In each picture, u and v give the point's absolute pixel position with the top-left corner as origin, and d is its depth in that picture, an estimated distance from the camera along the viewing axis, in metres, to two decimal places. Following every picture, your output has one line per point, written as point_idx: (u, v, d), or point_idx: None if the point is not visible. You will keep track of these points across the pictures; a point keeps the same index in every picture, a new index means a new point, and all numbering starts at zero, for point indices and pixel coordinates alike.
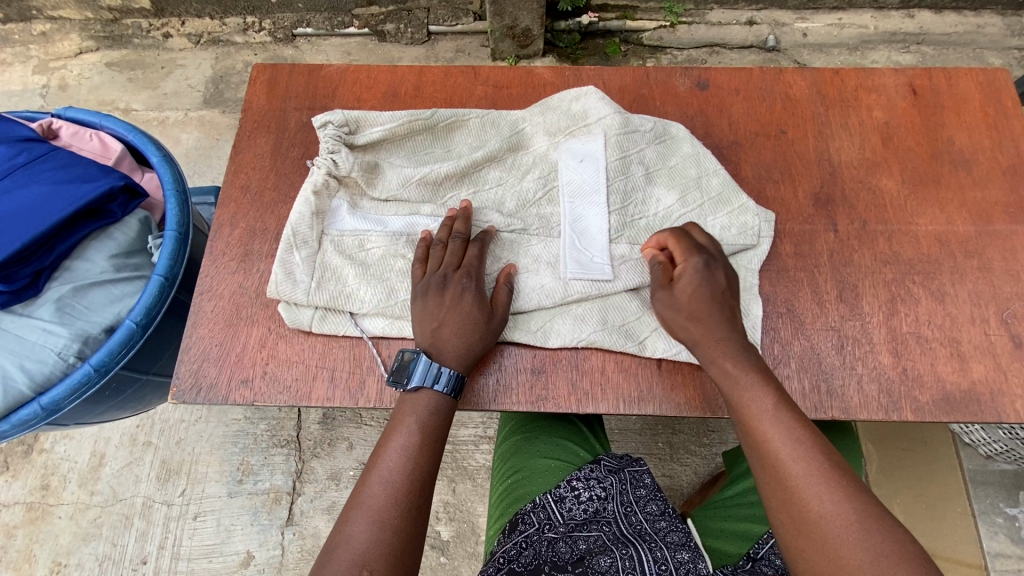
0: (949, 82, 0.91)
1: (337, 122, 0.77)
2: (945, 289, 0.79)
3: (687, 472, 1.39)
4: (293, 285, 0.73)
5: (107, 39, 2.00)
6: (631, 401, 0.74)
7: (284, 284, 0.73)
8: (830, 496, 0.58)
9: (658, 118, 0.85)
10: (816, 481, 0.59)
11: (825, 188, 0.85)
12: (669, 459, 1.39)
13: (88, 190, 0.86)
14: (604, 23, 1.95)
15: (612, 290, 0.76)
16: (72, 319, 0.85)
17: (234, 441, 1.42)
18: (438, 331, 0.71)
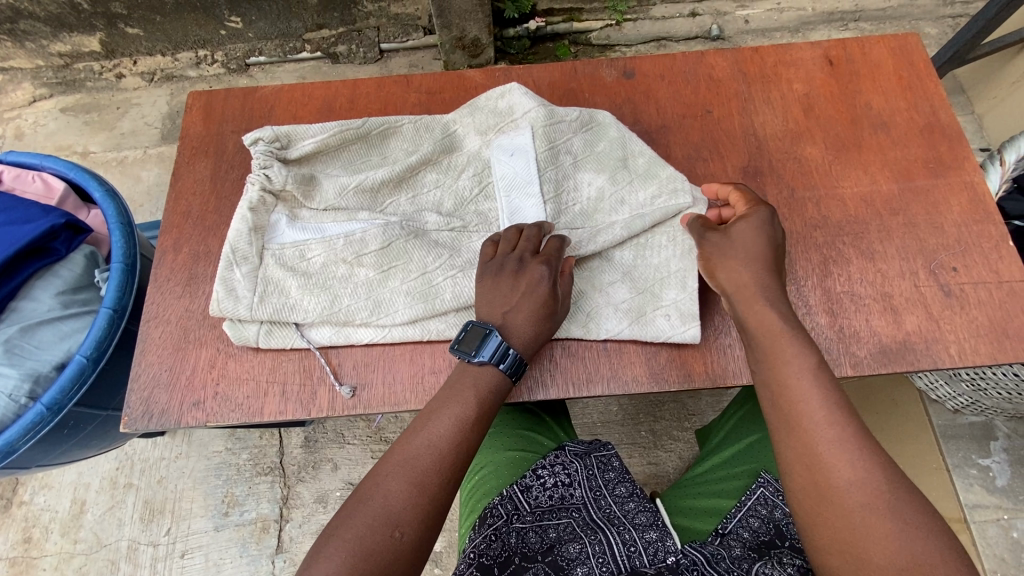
0: (862, 50, 0.95)
1: (268, 139, 0.79)
2: (875, 247, 0.82)
3: (673, 458, 1.40)
4: (236, 301, 0.74)
5: (60, 85, 2.00)
6: (580, 383, 0.76)
7: (226, 300, 0.73)
8: None
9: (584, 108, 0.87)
10: None
11: (753, 161, 0.87)
12: (653, 447, 1.41)
13: (29, 230, 0.86)
14: (551, 27, 1.99)
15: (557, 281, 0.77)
16: (21, 359, 0.84)
17: (216, 474, 1.41)
18: (510, 314, 0.71)
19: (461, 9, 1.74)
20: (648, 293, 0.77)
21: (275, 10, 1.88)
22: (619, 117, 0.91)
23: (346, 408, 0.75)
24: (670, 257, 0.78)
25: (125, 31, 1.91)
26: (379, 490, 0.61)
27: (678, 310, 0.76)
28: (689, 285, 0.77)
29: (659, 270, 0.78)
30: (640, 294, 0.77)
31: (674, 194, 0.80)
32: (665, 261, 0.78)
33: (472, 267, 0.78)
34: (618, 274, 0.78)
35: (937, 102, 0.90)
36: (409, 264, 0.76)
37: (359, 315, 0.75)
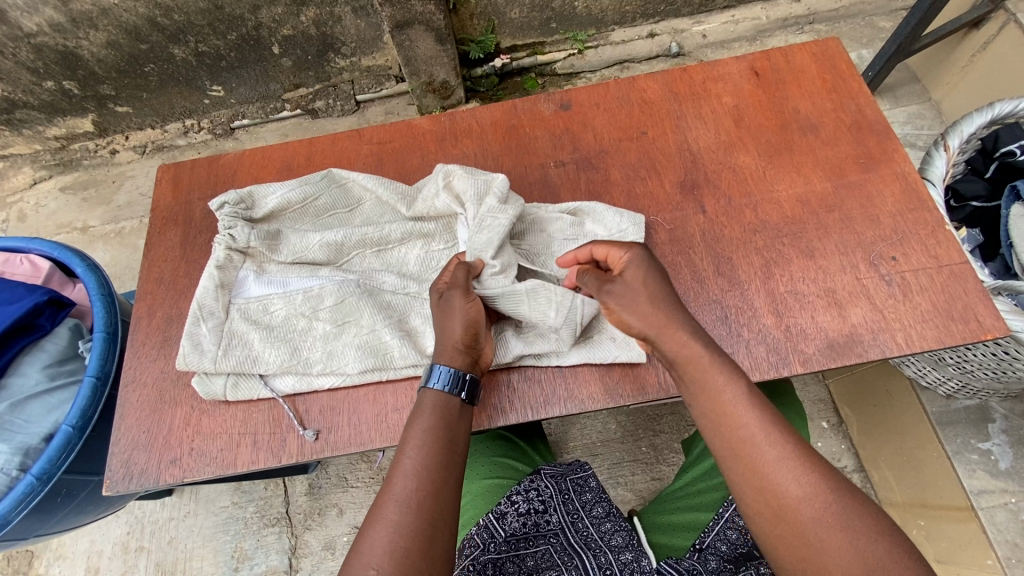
0: (786, 59, 0.99)
1: (233, 201, 0.84)
2: (813, 245, 0.84)
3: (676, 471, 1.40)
4: (200, 355, 0.78)
5: (58, 166, 2.12)
6: (538, 406, 0.78)
7: (191, 354, 0.78)
8: None
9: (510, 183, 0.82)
10: None
11: (689, 175, 0.91)
12: (655, 462, 1.41)
13: (14, 310, 0.91)
14: (517, 62, 2.07)
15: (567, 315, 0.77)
16: (11, 433, 0.88)
17: (224, 529, 1.43)
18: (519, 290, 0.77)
19: (426, 55, 1.86)
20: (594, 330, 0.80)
21: (253, 75, 1.98)
22: (559, 147, 0.96)
23: (315, 451, 0.78)
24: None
25: (115, 109, 2.02)
26: (354, 549, 0.59)
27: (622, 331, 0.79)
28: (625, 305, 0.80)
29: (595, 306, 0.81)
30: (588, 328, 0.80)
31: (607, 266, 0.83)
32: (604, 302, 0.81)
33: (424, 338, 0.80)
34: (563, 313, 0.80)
35: (862, 100, 0.94)
36: (361, 322, 0.80)
37: (316, 366, 0.79)
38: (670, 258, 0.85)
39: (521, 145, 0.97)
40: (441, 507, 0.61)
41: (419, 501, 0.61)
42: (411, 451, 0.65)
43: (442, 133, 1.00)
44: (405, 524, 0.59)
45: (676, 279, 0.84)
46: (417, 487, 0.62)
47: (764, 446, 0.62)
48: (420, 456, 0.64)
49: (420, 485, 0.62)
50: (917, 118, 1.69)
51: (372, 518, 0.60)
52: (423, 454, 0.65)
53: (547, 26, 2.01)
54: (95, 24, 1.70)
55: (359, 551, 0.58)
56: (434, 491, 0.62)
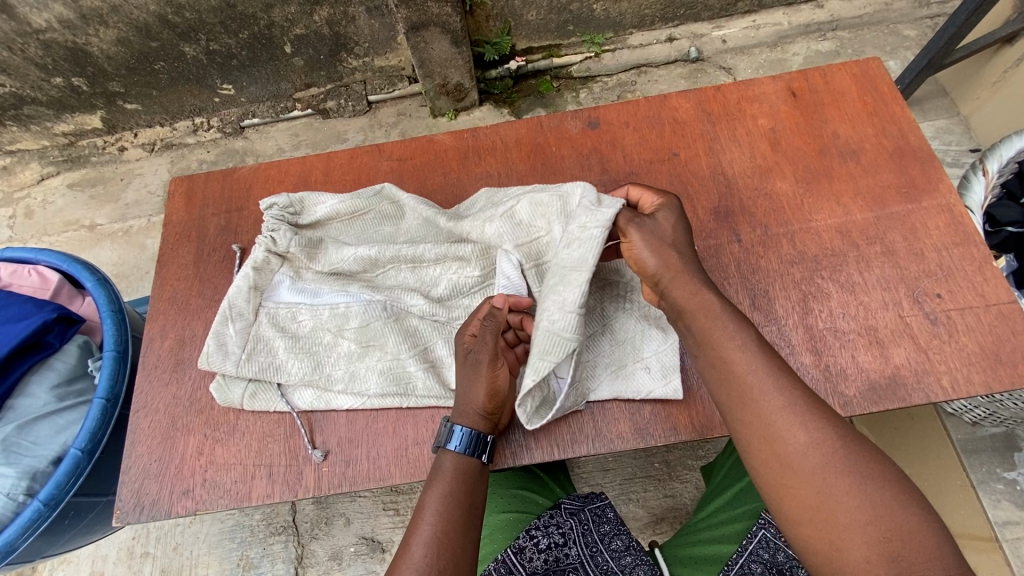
0: (825, 79, 0.95)
1: (282, 204, 0.82)
2: (854, 279, 0.80)
3: (690, 489, 1.36)
4: (224, 355, 0.76)
5: (66, 162, 2.09)
6: (565, 444, 0.75)
7: (215, 354, 0.76)
8: None
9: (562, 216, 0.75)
10: None
11: (723, 202, 0.88)
12: (669, 479, 1.37)
13: (22, 328, 0.88)
14: (532, 65, 2.02)
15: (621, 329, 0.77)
16: (19, 456, 0.86)
17: (231, 537, 1.41)
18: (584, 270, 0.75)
19: (441, 58, 1.82)
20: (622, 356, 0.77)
21: (264, 74, 1.95)
22: (586, 168, 0.93)
23: (332, 486, 0.75)
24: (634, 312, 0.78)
25: (124, 107, 1.99)
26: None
27: (659, 362, 0.76)
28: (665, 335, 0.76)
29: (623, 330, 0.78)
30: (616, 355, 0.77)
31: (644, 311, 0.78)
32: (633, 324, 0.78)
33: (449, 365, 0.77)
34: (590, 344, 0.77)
35: (905, 125, 0.90)
36: (388, 349, 0.77)
37: (337, 384, 0.77)
38: None
39: (548, 166, 0.94)
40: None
41: (437, 571, 0.59)
42: (426, 517, 0.62)
43: (465, 150, 0.96)
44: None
45: None
46: (434, 555, 0.59)
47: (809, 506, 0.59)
48: (436, 522, 0.62)
49: (445, 544, 0.60)
50: (945, 133, 1.65)
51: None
52: (439, 520, 0.62)
53: (564, 28, 1.97)
54: (105, 21, 1.67)
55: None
56: (456, 549, 0.60)
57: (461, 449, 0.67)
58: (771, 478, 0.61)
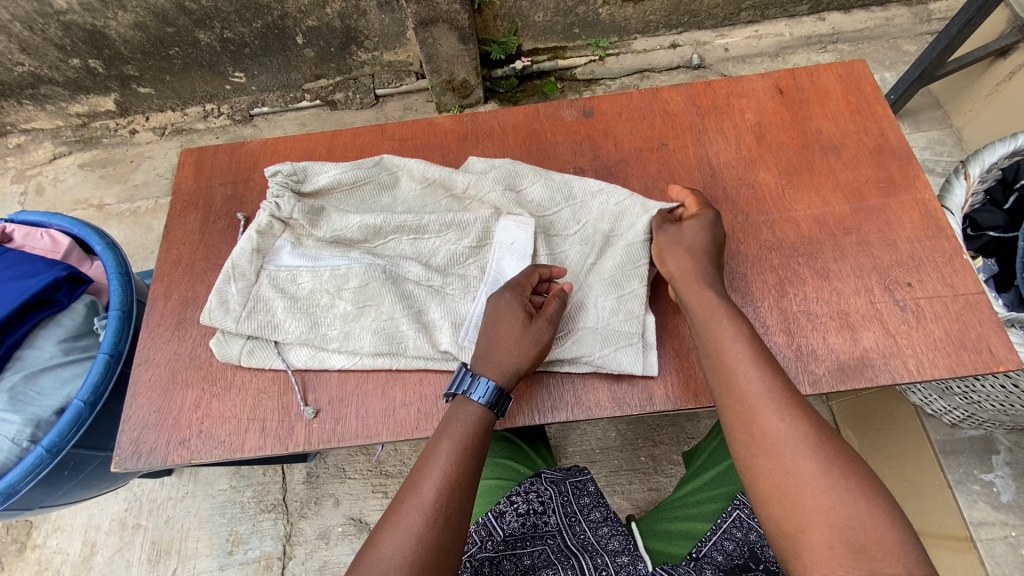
0: (811, 79, 0.99)
1: (286, 172, 0.85)
2: (829, 266, 0.84)
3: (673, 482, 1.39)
4: (225, 312, 0.80)
5: (78, 142, 2.14)
6: (544, 409, 0.79)
7: (217, 311, 0.80)
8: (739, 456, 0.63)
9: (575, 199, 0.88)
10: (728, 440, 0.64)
11: (708, 189, 0.91)
12: (653, 472, 1.40)
13: (33, 284, 0.93)
14: (537, 66, 2.07)
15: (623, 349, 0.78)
16: (23, 404, 0.89)
17: (221, 512, 1.44)
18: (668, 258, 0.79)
19: (448, 54, 1.86)
20: (625, 307, 0.80)
21: (275, 64, 2.00)
22: (580, 154, 0.97)
23: (321, 441, 0.79)
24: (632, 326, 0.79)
25: (137, 90, 2.04)
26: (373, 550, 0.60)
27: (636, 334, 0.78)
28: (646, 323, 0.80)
29: (621, 280, 0.81)
30: (617, 309, 0.80)
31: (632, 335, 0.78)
32: (625, 270, 0.81)
33: (438, 329, 0.81)
34: (590, 296, 0.81)
35: (886, 124, 0.94)
36: (383, 315, 0.80)
37: (333, 342, 0.81)
38: None
39: (542, 150, 0.98)
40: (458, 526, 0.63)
41: (443, 515, 0.63)
42: (441, 463, 0.66)
43: (464, 133, 1.01)
44: (427, 536, 0.60)
45: None
46: (440, 500, 0.63)
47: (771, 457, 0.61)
48: (448, 471, 0.66)
49: (454, 492, 0.64)
50: (937, 144, 1.69)
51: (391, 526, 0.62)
52: (452, 469, 0.66)
53: (570, 31, 2.02)
54: (124, 5, 1.72)
55: (377, 553, 0.60)
56: (461, 498, 0.64)
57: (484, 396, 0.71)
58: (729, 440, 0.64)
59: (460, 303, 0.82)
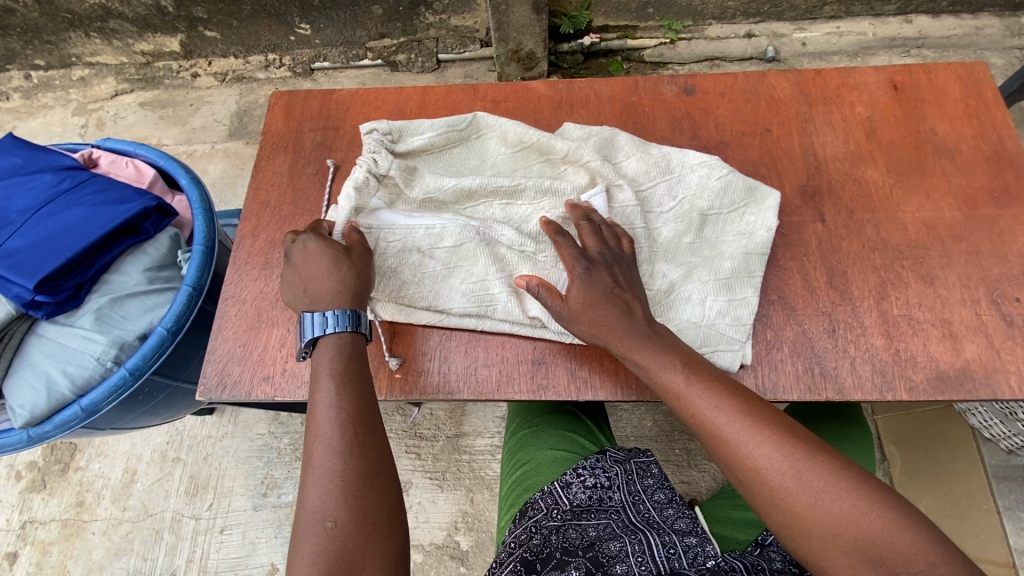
0: (929, 76, 0.95)
1: (382, 130, 0.83)
2: (934, 273, 0.81)
3: (706, 479, 1.39)
4: None
5: (141, 81, 2.16)
6: (628, 388, 0.78)
7: None
8: (757, 451, 0.64)
9: (677, 175, 0.85)
10: (735, 439, 0.65)
11: (811, 181, 0.88)
12: (686, 466, 1.40)
13: (125, 210, 0.94)
14: (605, 44, 2.01)
15: (723, 335, 0.76)
16: (110, 327, 0.92)
17: (259, 455, 1.48)
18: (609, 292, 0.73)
19: (519, 23, 1.80)
20: (735, 312, 0.77)
21: (342, 18, 1.98)
22: (678, 132, 0.94)
23: (404, 393, 0.79)
24: (733, 313, 0.77)
25: (203, 33, 2.05)
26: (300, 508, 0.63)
27: (737, 319, 0.77)
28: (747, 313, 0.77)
29: (734, 284, 0.78)
30: (725, 312, 0.77)
31: (737, 320, 0.77)
32: (740, 275, 0.79)
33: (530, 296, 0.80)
34: (698, 287, 0.78)
35: (1006, 131, 0.89)
36: (473, 276, 0.80)
37: (421, 300, 0.80)
38: (782, 262, 0.83)
39: (639, 124, 0.95)
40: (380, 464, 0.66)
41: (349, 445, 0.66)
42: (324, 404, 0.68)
43: (559, 100, 0.98)
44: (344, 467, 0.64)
45: (786, 284, 0.81)
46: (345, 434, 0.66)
47: (754, 451, 0.64)
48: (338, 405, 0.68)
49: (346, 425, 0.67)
50: None
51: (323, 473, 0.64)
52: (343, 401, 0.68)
53: (644, 10, 1.97)
54: None
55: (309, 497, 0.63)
56: (362, 427, 0.68)
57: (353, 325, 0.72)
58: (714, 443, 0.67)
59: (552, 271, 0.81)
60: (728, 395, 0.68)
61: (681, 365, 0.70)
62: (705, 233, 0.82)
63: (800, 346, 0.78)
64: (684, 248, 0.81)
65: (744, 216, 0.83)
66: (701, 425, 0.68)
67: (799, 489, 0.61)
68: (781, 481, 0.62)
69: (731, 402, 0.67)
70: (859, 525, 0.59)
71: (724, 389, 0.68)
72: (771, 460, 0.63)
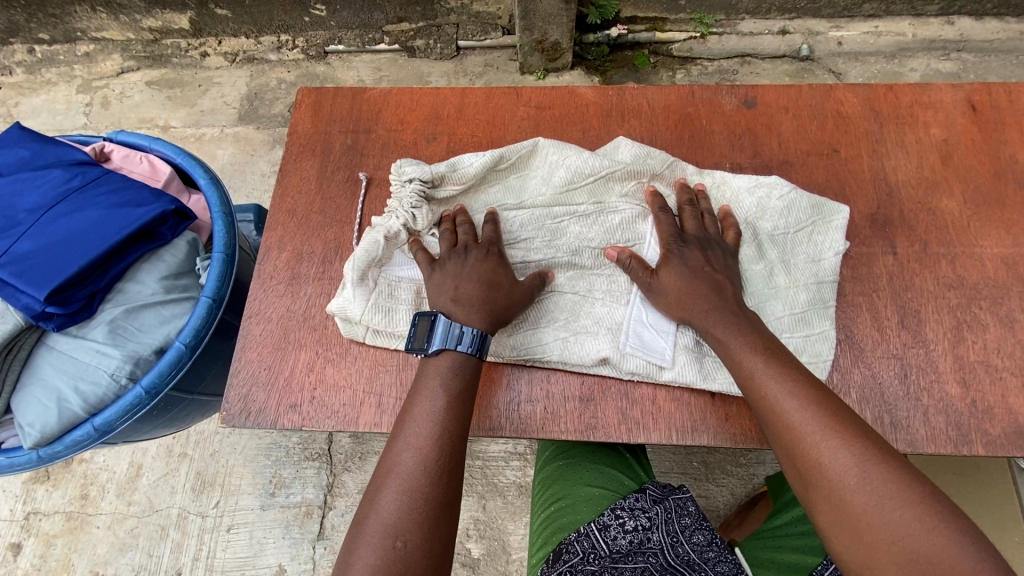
0: (1010, 98, 0.88)
1: (421, 177, 0.78)
2: (1015, 316, 0.75)
3: (724, 493, 1.30)
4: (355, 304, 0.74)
5: (147, 59, 2.06)
6: (685, 430, 0.72)
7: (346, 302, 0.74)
8: (826, 444, 0.59)
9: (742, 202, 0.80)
10: (809, 430, 0.60)
11: (882, 209, 0.82)
12: (704, 479, 1.31)
13: (141, 215, 0.87)
14: (633, 36, 1.91)
15: None
16: (124, 340, 0.86)
17: (267, 454, 1.41)
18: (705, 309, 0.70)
19: (546, 11, 1.72)
20: (811, 349, 0.72)
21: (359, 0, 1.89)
22: (738, 148, 0.87)
23: None
24: (806, 350, 0.72)
25: (214, 12, 1.95)
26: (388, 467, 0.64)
27: (810, 355, 0.72)
28: (822, 353, 0.72)
29: (811, 317, 0.73)
30: (802, 349, 0.72)
31: (814, 358, 0.72)
32: (816, 308, 0.73)
33: (588, 335, 0.74)
34: (773, 323, 0.73)
35: None
36: (522, 319, 0.76)
37: None
38: (851, 298, 0.77)
39: (695, 139, 0.88)
40: (454, 470, 0.65)
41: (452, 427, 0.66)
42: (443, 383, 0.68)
43: (608, 108, 0.91)
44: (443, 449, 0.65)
45: (855, 322, 0.76)
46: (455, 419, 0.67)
47: (820, 446, 0.59)
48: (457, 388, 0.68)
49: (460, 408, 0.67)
50: None
51: (403, 476, 0.64)
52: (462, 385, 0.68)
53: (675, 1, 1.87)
54: None
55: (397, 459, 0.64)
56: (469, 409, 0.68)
57: (472, 351, 0.69)
58: (778, 426, 0.62)
59: (610, 308, 0.76)
60: (806, 384, 0.63)
61: (761, 349, 0.66)
62: (776, 256, 0.76)
63: (869, 392, 0.73)
64: (755, 276, 0.75)
65: (812, 236, 0.77)
66: (768, 408, 0.63)
67: (865, 489, 0.56)
68: (846, 480, 0.57)
69: (808, 392, 0.63)
70: (918, 535, 0.52)
71: (805, 378, 0.64)
72: (837, 459, 0.58)
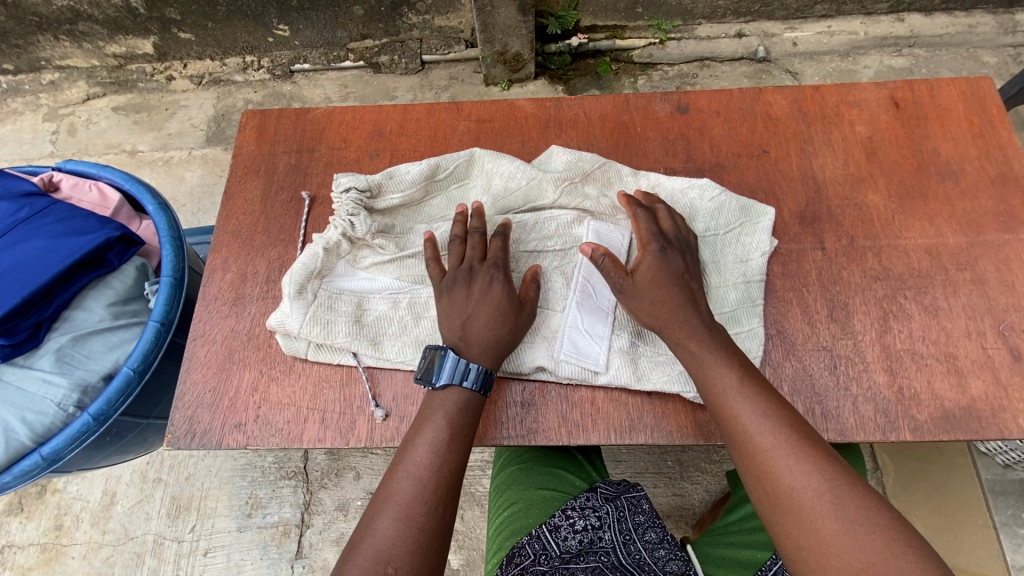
0: (931, 93, 0.91)
1: (359, 187, 0.79)
2: (939, 304, 0.78)
3: (699, 490, 1.31)
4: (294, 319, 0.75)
5: (113, 85, 2.06)
6: (622, 430, 0.74)
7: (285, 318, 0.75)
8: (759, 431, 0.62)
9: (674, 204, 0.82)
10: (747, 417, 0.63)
11: (811, 207, 0.84)
12: (678, 478, 1.32)
13: (86, 242, 0.88)
14: (593, 44, 1.94)
15: None
16: (72, 369, 0.86)
17: (242, 475, 1.40)
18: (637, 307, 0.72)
19: (505, 24, 1.75)
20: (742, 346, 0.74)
21: (321, 19, 1.90)
22: (671, 153, 0.90)
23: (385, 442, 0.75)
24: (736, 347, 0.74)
25: (177, 36, 1.96)
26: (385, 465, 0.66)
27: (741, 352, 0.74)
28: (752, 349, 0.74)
29: (740, 315, 0.76)
30: None
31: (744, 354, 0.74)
32: (745, 306, 0.76)
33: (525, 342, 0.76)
34: None
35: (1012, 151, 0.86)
36: None
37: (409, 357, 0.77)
38: (782, 294, 0.79)
39: (630, 146, 0.91)
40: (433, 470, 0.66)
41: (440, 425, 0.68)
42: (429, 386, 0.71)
43: (547, 119, 0.94)
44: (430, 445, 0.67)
45: (786, 317, 0.78)
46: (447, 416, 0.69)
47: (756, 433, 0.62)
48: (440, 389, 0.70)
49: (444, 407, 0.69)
50: None
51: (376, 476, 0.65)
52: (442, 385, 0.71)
53: (632, 10, 1.90)
54: None
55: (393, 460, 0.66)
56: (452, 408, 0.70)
57: (479, 389, 0.69)
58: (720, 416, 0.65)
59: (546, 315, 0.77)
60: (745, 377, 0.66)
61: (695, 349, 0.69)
62: (707, 257, 0.79)
63: (800, 384, 0.74)
64: None
65: (740, 236, 0.80)
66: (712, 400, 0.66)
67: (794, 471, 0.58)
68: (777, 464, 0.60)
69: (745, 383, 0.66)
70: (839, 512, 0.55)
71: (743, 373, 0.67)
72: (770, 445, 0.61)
